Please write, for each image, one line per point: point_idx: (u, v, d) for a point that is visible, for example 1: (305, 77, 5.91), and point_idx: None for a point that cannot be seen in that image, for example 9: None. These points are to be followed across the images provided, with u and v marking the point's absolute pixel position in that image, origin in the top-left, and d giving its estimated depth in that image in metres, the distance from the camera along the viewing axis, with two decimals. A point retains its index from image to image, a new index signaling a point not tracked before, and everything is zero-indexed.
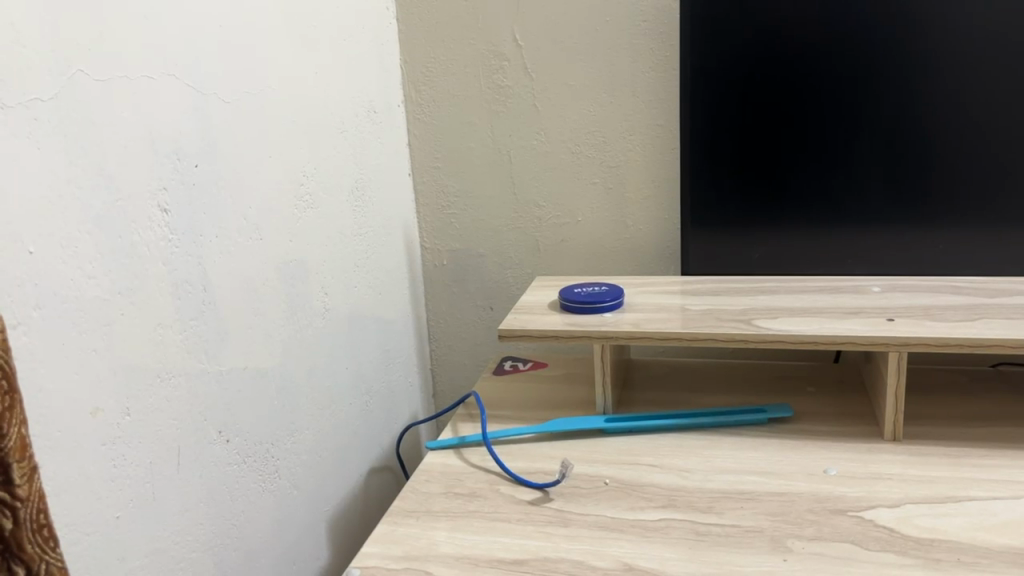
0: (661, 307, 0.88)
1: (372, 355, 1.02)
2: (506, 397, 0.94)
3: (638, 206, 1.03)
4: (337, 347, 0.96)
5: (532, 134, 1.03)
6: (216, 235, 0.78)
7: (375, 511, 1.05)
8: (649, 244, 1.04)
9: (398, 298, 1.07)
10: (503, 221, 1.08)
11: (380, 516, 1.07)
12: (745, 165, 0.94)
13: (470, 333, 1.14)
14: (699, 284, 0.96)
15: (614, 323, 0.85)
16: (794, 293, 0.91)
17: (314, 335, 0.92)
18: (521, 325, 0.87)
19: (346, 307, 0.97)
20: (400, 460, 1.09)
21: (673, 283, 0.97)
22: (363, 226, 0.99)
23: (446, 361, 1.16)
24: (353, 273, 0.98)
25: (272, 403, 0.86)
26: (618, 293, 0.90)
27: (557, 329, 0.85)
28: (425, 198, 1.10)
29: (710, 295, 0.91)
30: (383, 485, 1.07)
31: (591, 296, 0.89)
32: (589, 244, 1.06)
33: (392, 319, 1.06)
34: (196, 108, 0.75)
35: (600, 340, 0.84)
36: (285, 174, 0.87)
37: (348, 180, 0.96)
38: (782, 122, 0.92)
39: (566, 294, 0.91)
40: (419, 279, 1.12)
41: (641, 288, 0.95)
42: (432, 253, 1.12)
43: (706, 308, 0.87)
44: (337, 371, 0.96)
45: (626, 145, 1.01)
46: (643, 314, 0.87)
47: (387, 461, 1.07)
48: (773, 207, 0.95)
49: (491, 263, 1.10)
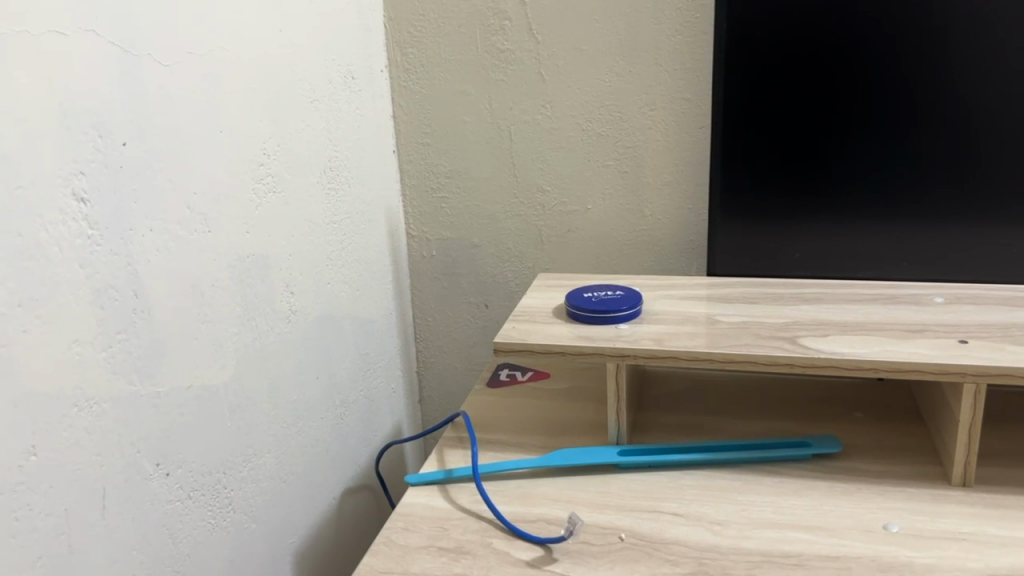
0: (686, 317, 0.75)
1: (349, 361, 0.88)
2: (503, 417, 0.80)
3: (657, 193, 0.89)
4: (306, 355, 0.82)
5: (535, 107, 0.89)
6: (152, 228, 0.64)
7: (352, 539, 0.92)
8: (668, 239, 0.90)
9: (379, 294, 0.93)
10: (500, 208, 0.93)
11: (358, 544, 0.93)
12: (787, 149, 0.80)
13: (462, 334, 0.99)
14: (727, 288, 0.82)
15: (631, 337, 0.72)
16: (843, 302, 0.77)
17: (275, 345, 0.78)
18: (521, 337, 0.73)
19: (316, 308, 0.83)
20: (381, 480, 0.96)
21: (697, 286, 0.83)
22: (339, 214, 0.85)
23: (435, 367, 1.01)
24: (325, 268, 0.84)
25: (222, 426, 0.73)
26: (636, 299, 0.76)
27: (564, 344, 0.71)
28: (412, 179, 0.95)
29: (743, 303, 0.78)
30: (362, 510, 0.93)
31: (604, 303, 0.76)
32: (599, 236, 0.92)
33: (374, 318, 0.92)
34: (122, 72, 0.60)
35: (613, 359, 0.70)
36: (239, 152, 0.72)
37: (319, 159, 0.82)
38: (832, 99, 0.77)
39: (574, 299, 0.77)
40: (404, 273, 0.97)
41: (660, 292, 0.81)
42: (419, 241, 0.97)
43: (739, 320, 0.74)
44: (307, 382, 0.82)
45: (645, 123, 0.87)
46: (665, 326, 0.73)
47: (366, 482, 0.94)
48: (817, 199, 0.81)
49: (487, 255, 0.95)
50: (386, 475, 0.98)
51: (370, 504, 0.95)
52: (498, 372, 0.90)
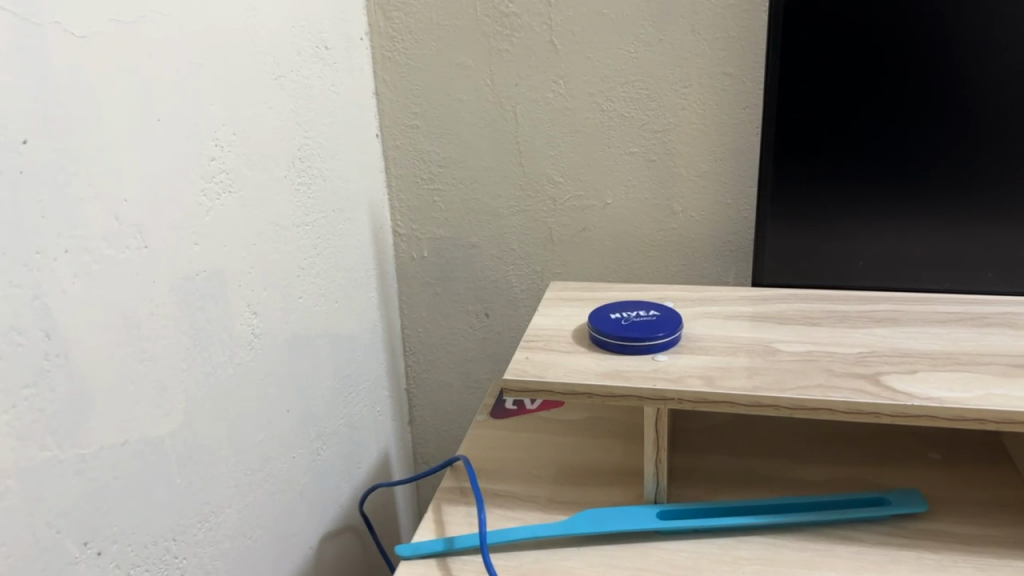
0: (736, 346, 0.61)
1: (325, 386, 0.75)
2: (512, 461, 0.67)
3: (691, 185, 0.75)
4: (274, 385, 0.68)
5: (546, 82, 0.74)
6: (68, 248, 0.49)
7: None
8: (701, 239, 0.77)
9: (361, 305, 0.79)
10: (502, 202, 0.79)
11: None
12: (855, 138, 0.65)
13: (458, 348, 0.85)
14: (778, 303, 0.69)
15: (674, 373, 0.58)
16: (923, 324, 0.64)
17: (234, 379, 0.64)
18: (537, 371, 0.59)
19: (285, 330, 0.69)
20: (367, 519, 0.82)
21: (742, 302, 0.69)
22: (311, 215, 0.71)
23: (428, 385, 0.87)
24: (295, 281, 0.69)
25: (170, 484, 0.59)
26: (675, 322, 0.63)
27: (590, 383, 0.58)
28: (399, 168, 0.80)
29: (801, 326, 0.64)
30: (344, 557, 0.80)
31: (637, 327, 0.62)
32: (619, 236, 0.78)
33: (355, 334, 0.78)
34: (21, 48, 0.45)
35: (652, 402, 0.57)
36: (183, 145, 0.58)
37: (286, 148, 0.67)
38: (917, 77, 0.62)
39: (600, 322, 0.63)
40: (391, 279, 0.83)
41: (700, 309, 0.68)
42: (408, 241, 0.82)
43: (802, 350, 0.61)
44: (276, 418, 0.69)
45: (678, 103, 0.73)
46: (713, 358, 0.60)
47: (349, 525, 0.80)
48: (890, 200, 0.66)
49: (488, 258, 0.81)
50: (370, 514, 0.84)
51: (356, 547, 0.82)
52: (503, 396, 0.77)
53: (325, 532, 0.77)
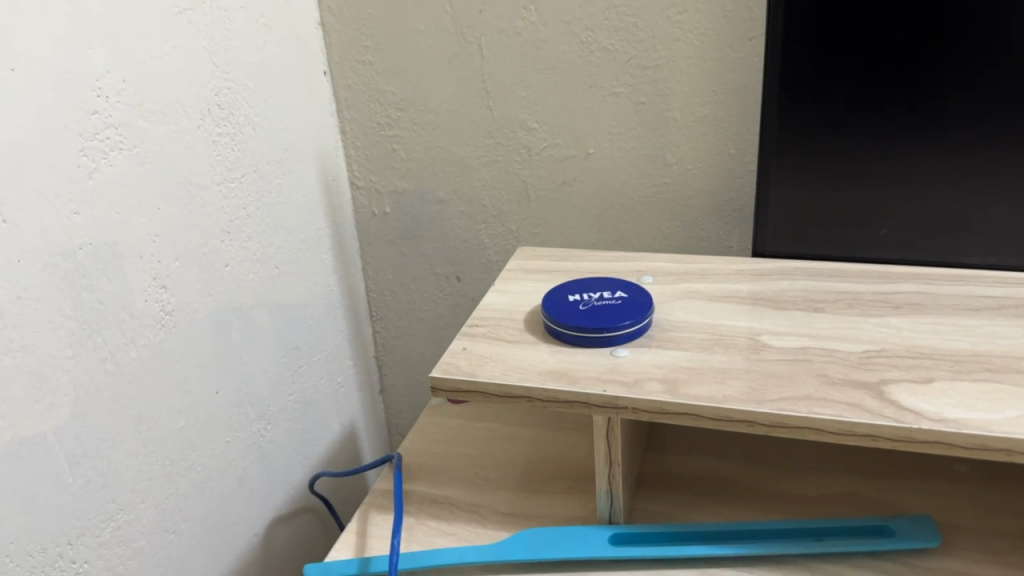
0: (715, 339, 0.51)
1: (265, 361, 0.67)
2: (459, 459, 0.58)
3: (686, 133, 0.63)
4: (194, 364, 0.61)
5: (514, 8, 0.62)
6: None
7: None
8: (698, 196, 0.65)
9: (309, 268, 0.70)
10: (469, 150, 0.69)
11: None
12: (879, 78, 0.51)
13: (430, 313, 0.76)
14: (780, 280, 0.57)
15: (632, 374, 0.48)
16: (952, 314, 0.52)
17: (138, 362, 0.56)
18: (469, 368, 0.50)
19: (206, 303, 0.61)
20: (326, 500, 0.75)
21: (736, 277, 0.58)
22: (236, 169, 0.62)
23: (398, 354, 0.79)
24: (216, 245, 0.61)
25: (60, 485, 0.52)
26: (644, 307, 0.52)
27: (529, 386, 0.48)
28: (353, 111, 0.71)
29: (801, 313, 0.53)
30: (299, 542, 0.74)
31: (597, 314, 0.52)
32: (604, 192, 0.67)
33: (303, 300, 0.70)
34: None
35: (602, 411, 0.47)
36: (50, 93, 0.48)
37: (197, 93, 0.58)
38: (962, 6, 0.48)
39: (554, 308, 0.53)
40: (349, 235, 0.74)
41: (682, 288, 0.57)
42: (368, 194, 0.73)
43: (795, 347, 0.49)
44: (200, 398, 0.62)
45: (670, 33, 0.60)
46: (683, 355, 0.50)
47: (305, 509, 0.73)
48: (920, 158, 0.53)
49: (457, 214, 0.72)
50: (331, 494, 0.77)
51: (316, 530, 0.76)
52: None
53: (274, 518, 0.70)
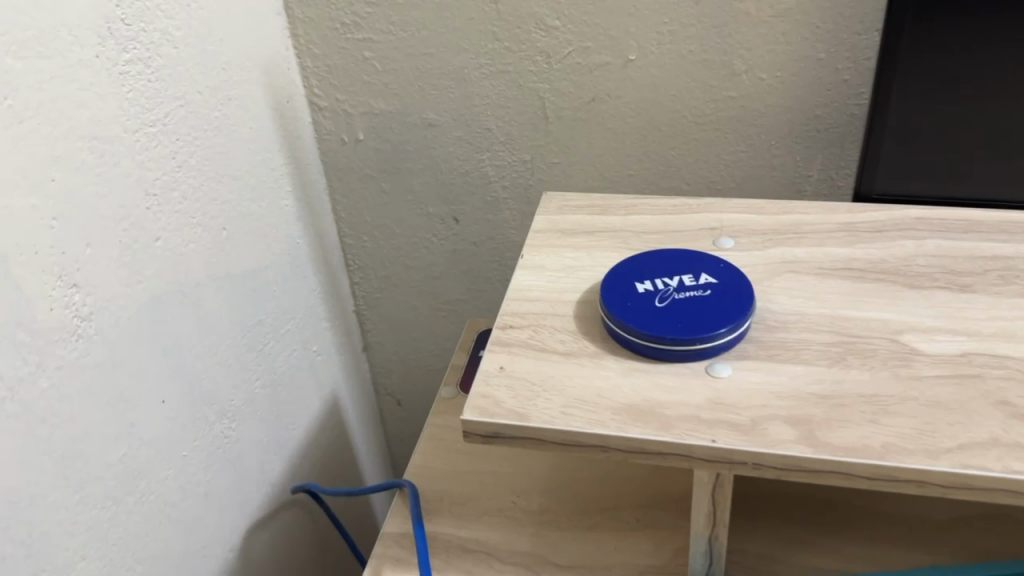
0: (842, 345, 0.38)
1: (220, 347, 0.52)
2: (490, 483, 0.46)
3: (762, 33, 0.48)
4: (128, 372, 0.46)
5: None
6: None
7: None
8: (772, 114, 0.51)
9: (264, 220, 0.54)
10: (467, 58, 0.52)
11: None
12: None
13: (420, 260, 0.62)
14: (901, 240, 0.43)
15: (744, 411, 0.35)
16: None
17: (54, 391, 0.41)
18: (517, 406, 0.36)
19: (135, 293, 0.45)
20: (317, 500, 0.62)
21: (842, 236, 0.44)
22: (155, 108, 0.45)
23: (383, 308, 0.65)
24: (140, 215, 0.45)
25: None
26: (743, 302, 0.38)
27: (604, 435, 0.35)
28: (306, 8, 0.53)
29: (944, 295, 0.40)
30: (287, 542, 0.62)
31: (682, 315, 0.38)
32: (646, 109, 0.52)
33: (259, 262, 0.55)
34: None
35: (709, 466, 0.34)
36: None
37: (87, 7, 0.40)
38: None
39: (619, 304, 0.39)
40: (313, 171, 0.58)
41: (775, 257, 0.43)
42: (335, 116, 0.57)
43: (953, 354, 0.37)
44: (142, 412, 0.47)
45: None
46: (804, 372, 0.37)
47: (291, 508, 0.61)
48: None
49: (452, 140, 0.56)
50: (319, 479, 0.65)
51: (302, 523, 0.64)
52: (481, 353, 0.54)
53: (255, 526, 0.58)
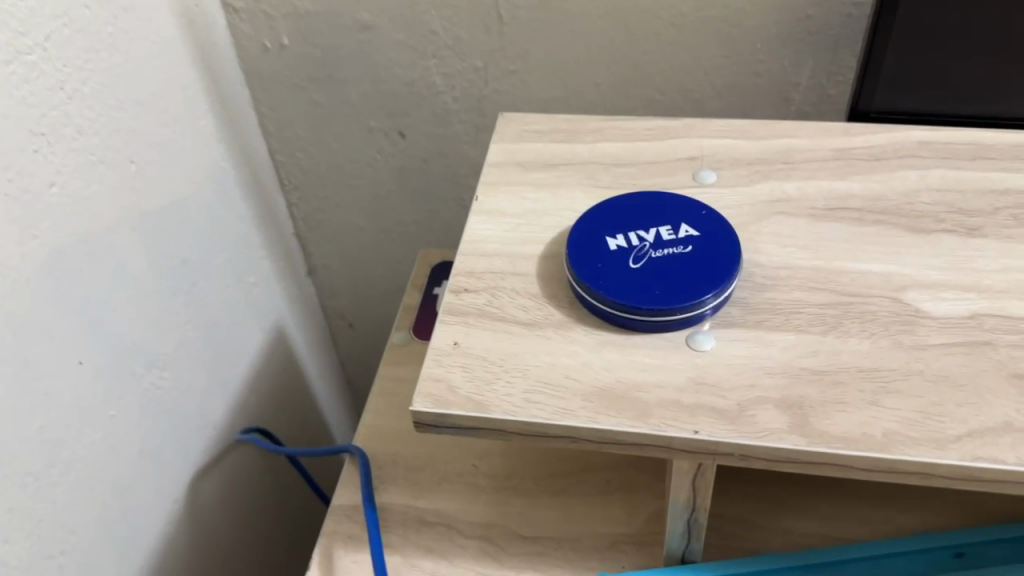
0: (839, 308, 0.34)
1: (141, 292, 0.47)
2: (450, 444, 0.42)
3: None
4: (39, 340, 0.40)
5: None
6: None
7: (231, 533, 0.58)
8: (759, 14, 0.44)
9: (179, 145, 0.47)
10: None
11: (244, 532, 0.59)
12: None
13: (364, 178, 0.56)
14: (902, 171, 0.39)
15: (730, 394, 0.31)
16: None
17: None
18: (473, 393, 0.32)
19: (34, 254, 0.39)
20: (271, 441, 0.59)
21: (837, 166, 0.39)
22: (31, 29, 0.37)
23: (326, 229, 0.59)
24: (29, 163, 0.37)
25: None
26: (729, 261, 0.34)
27: (573, 427, 0.31)
28: None
29: (950, 240, 0.36)
30: (238, 481, 0.58)
31: (660, 278, 0.34)
32: (615, 9, 0.45)
33: (178, 193, 0.48)
34: None
35: (691, 457, 0.31)
36: None
37: None
38: None
39: (589, 264, 0.34)
40: (233, 84, 0.51)
41: (761, 196, 0.38)
42: (254, 19, 0.49)
43: (962, 317, 0.33)
44: (61, 378, 0.42)
45: None
46: (797, 341, 0.33)
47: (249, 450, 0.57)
48: None
49: (392, 45, 0.49)
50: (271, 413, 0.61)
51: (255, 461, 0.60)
52: (435, 290, 0.49)
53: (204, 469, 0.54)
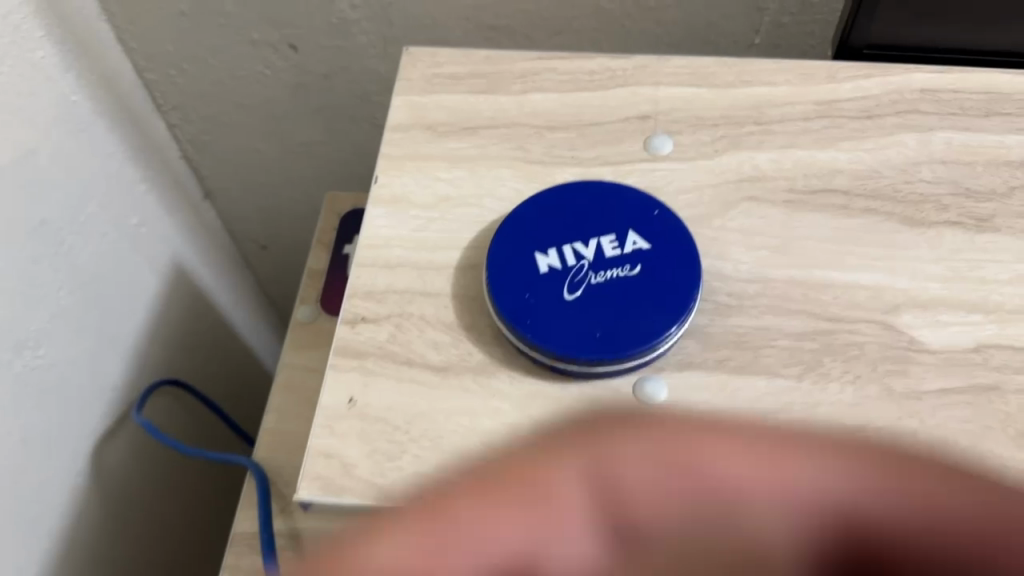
0: (818, 340, 0.27)
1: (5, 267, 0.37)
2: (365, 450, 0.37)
3: None
4: None
5: None
6: None
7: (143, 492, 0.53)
8: None
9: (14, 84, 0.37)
10: None
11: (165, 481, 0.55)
12: None
13: (255, 97, 0.47)
14: (900, 134, 0.31)
15: None
16: None
17: None
18: (371, 474, 0.26)
19: None
20: (175, 387, 0.53)
21: (822, 128, 0.32)
22: None
23: (217, 152, 0.51)
24: None
25: None
26: (686, 288, 0.27)
27: None
28: None
29: (955, 236, 0.29)
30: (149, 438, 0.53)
31: (602, 315, 0.27)
32: None
33: (26, 143, 0.38)
34: None
35: None
36: None
37: None
38: None
39: (513, 295, 0.27)
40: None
41: (728, 173, 0.31)
42: None
43: (965, 351, 0.27)
44: None
45: None
46: (766, 388, 0.27)
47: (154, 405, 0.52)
48: None
49: None
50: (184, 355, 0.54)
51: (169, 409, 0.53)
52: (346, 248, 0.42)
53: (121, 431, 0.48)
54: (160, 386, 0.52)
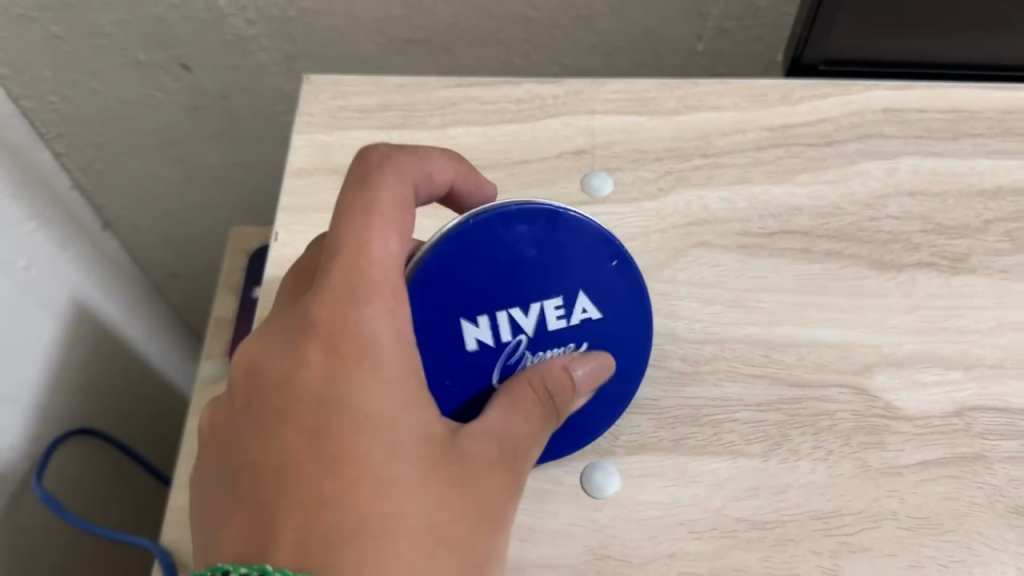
0: (784, 411, 0.24)
1: None
2: None
3: None
4: None
5: None
6: None
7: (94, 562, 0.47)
8: None
9: None
10: None
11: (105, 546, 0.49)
12: None
13: (151, 121, 0.42)
14: (862, 162, 0.28)
15: (644, 572, 0.22)
16: None
17: None
18: None
19: None
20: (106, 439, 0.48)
21: (776, 159, 0.28)
22: None
23: (114, 180, 0.46)
24: None
25: None
26: (637, 352, 0.24)
27: None
28: None
29: (928, 280, 0.26)
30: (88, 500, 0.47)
31: None
32: None
33: None
34: None
35: None
36: None
37: None
38: None
39: (431, 384, 0.23)
40: None
41: (676, 215, 0.27)
42: None
43: (945, 416, 0.24)
44: None
45: None
46: (731, 469, 0.24)
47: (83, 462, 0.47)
48: None
49: None
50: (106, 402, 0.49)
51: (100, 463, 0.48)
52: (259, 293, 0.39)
53: (38, 503, 0.42)
54: (87, 441, 0.47)
